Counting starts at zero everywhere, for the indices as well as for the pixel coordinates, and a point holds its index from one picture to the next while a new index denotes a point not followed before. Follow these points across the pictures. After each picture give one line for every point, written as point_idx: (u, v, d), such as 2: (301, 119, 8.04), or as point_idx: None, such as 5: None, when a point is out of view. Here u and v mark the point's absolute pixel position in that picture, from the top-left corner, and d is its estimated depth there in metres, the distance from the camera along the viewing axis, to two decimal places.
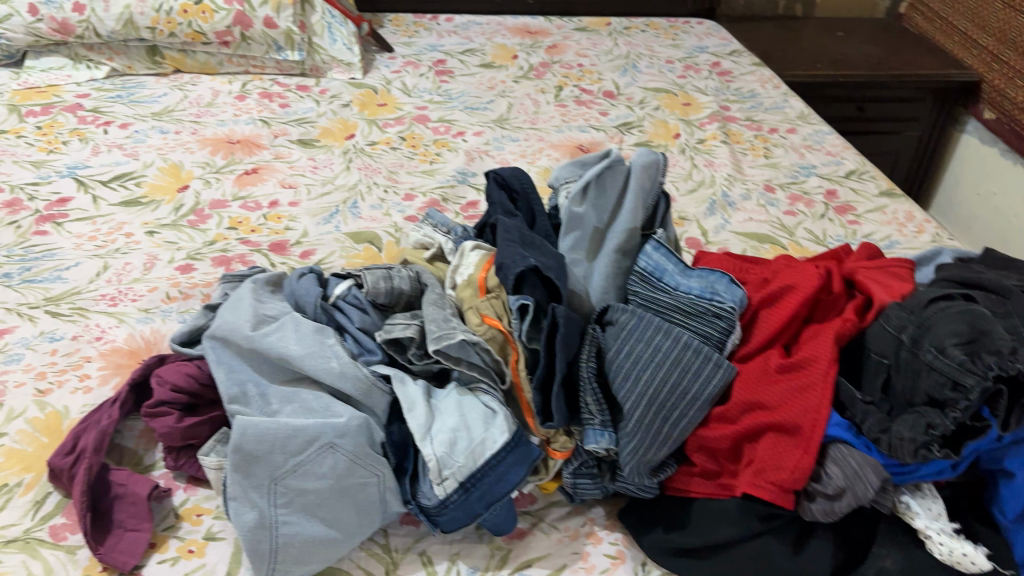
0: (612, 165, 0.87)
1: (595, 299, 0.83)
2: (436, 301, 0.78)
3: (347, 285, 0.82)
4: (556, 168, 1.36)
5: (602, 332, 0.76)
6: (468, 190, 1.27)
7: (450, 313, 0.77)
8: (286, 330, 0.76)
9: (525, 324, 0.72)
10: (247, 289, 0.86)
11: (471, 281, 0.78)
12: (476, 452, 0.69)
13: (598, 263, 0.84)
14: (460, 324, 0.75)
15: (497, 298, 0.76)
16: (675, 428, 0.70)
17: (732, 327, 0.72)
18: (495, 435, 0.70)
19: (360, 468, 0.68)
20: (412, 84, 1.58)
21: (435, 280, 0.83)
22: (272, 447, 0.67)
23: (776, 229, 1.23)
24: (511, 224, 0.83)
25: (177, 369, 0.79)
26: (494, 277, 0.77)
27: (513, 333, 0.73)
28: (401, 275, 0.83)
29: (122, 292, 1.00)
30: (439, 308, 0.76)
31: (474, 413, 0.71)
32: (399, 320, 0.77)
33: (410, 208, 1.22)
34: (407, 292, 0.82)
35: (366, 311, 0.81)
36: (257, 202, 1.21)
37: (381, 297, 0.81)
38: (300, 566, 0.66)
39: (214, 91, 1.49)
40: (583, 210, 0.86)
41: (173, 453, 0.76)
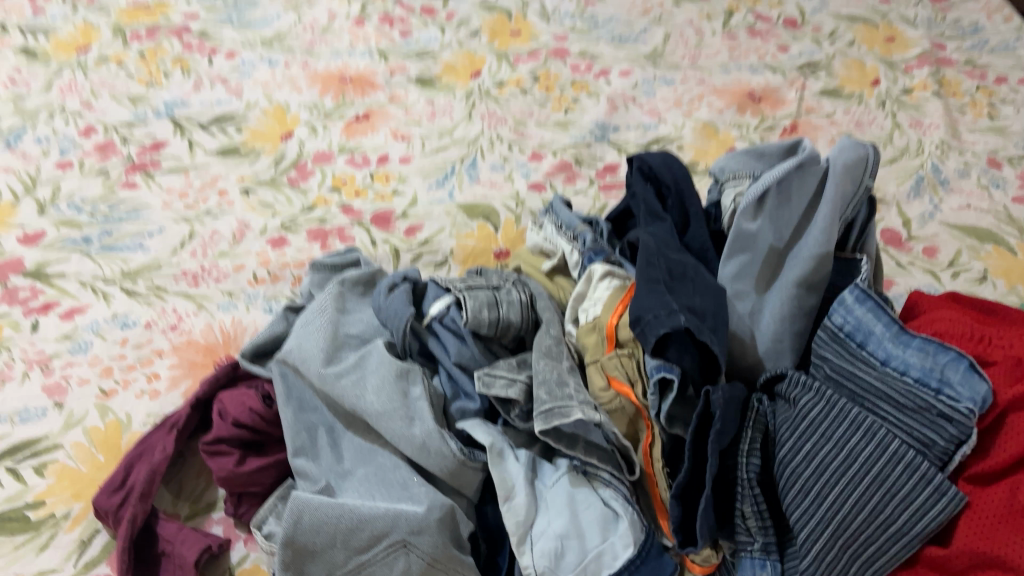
0: (804, 165, 0.64)
1: (764, 348, 0.63)
2: (551, 348, 0.60)
3: (446, 304, 0.65)
4: (718, 122, 1.12)
5: (774, 413, 0.58)
6: (607, 150, 1.07)
7: (567, 368, 0.59)
8: (364, 377, 0.60)
9: (665, 403, 0.53)
10: (332, 293, 0.70)
11: (597, 325, 0.60)
12: (589, 569, 0.53)
13: (771, 296, 0.64)
14: (579, 389, 0.57)
15: (631, 355, 0.57)
16: (864, 568, 0.52)
17: (965, 437, 0.51)
18: (616, 548, 0.53)
19: (439, 572, 0.53)
20: (552, 6, 1.36)
21: (552, 308, 0.66)
22: (329, 544, 0.53)
23: (1001, 221, 0.97)
24: (657, 241, 0.63)
25: (240, 399, 0.66)
26: (627, 327, 0.58)
27: (648, 410, 0.55)
28: (510, 299, 0.65)
29: (206, 269, 0.89)
30: (553, 362, 0.59)
31: (591, 514, 0.54)
32: (502, 369, 0.60)
33: (537, 171, 1.03)
34: (516, 323, 0.65)
35: (464, 342, 0.64)
36: (365, 156, 1.05)
37: (484, 329, 0.63)
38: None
39: (331, 13, 1.33)
40: (757, 225, 0.65)
41: (232, 498, 0.64)
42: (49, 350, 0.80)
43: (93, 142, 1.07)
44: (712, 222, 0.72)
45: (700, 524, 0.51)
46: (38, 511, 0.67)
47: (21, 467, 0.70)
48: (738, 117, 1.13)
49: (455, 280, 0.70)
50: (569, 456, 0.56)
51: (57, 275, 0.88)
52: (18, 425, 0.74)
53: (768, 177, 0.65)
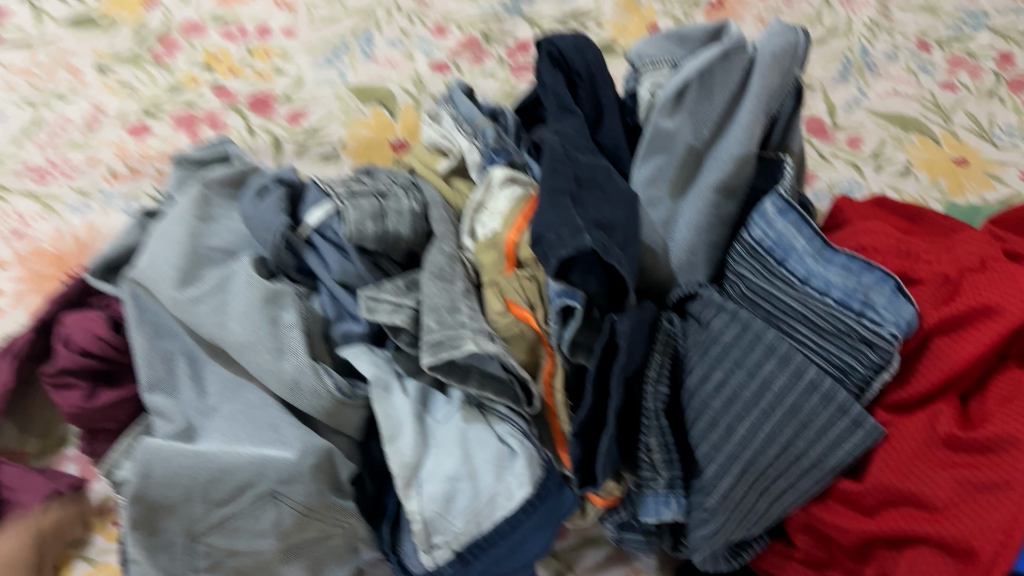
0: (728, 53, 0.57)
1: (677, 262, 0.58)
2: (445, 271, 0.53)
3: (326, 213, 0.57)
4: None
5: (682, 334, 0.52)
6: (518, 24, 0.97)
7: (461, 290, 0.52)
8: (228, 304, 0.53)
9: (569, 333, 0.48)
10: (195, 195, 0.59)
11: (496, 242, 0.53)
12: (481, 511, 0.49)
13: (688, 202, 0.58)
14: (472, 314, 0.51)
15: (531, 276, 0.51)
16: (773, 502, 0.49)
17: (887, 363, 0.47)
18: (511, 488, 0.49)
19: (316, 521, 0.49)
20: None
21: (447, 217, 0.58)
22: (188, 502, 0.47)
23: (927, 109, 0.92)
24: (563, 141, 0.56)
25: (85, 323, 0.57)
26: (528, 246, 0.51)
27: (551, 338, 0.49)
28: (399, 209, 0.57)
29: (55, 163, 0.77)
30: (445, 286, 0.52)
31: (483, 453, 0.50)
32: (387, 292, 0.53)
33: (440, 48, 0.93)
34: (407, 237, 0.57)
35: (348, 258, 0.56)
36: (243, 28, 0.92)
37: (369, 245, 0.55)
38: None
39: None
40: (675, 124, 0.58)
41: (87, 434, 0.57)
42: None
43: None
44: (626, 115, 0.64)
45: (601, 463, 0.47)
46: None
47: None
48: None
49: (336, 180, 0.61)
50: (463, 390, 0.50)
51: None
52: None
53: (689, 68, 0.58)
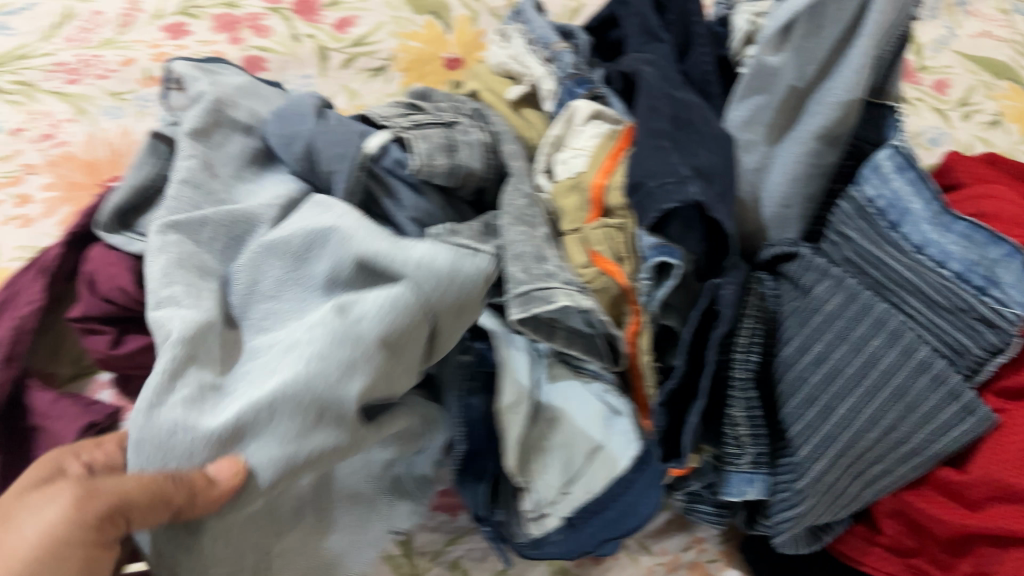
0: None
1: (770, 214, 0.54)
2: (522, 212, 0.49)
3: (385, 140, 0.50)
4: None
5: (776, 299, 0.48)
6: None
7: (541, 236, 0.48)
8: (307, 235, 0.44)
9: (661, 291, 0.45)
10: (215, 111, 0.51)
11: (581, 183, 0.49)
12: (592, 470, 0.47)
13: (785, 148, 0.53)
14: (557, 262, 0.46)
15: (623, 226, 0.47)
16: (866, 487, 0.45)
17: (1006, 347, 0.42)
18: (618, 449, 0.47)
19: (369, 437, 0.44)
20: None
21: (522, 154, 0.53)
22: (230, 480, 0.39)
23: (1020, 54, 0.85)
24: (656, 74, 0.52)
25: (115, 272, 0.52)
26: (618, 192, 0.48)
27: (640, 296, 0.46)
28: (469, 140, 0.52)
29: (86, 61, 0.72)
30: (526, 230, 0.47)
31: (587, 413, 0.48)
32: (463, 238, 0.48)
33: None
34: (479, 171, 0.52)
35: (419, 194, 0.51)
36: None
37: (440, 179, 0.50)
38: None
39: None
40: (779, 62, 0.52)
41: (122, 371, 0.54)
42: None
43: None
44: (718, 46, 0.59)
45: (688, 437, 0.43)
46: None
47: None
48: None
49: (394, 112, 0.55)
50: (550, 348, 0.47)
51: None
52: None
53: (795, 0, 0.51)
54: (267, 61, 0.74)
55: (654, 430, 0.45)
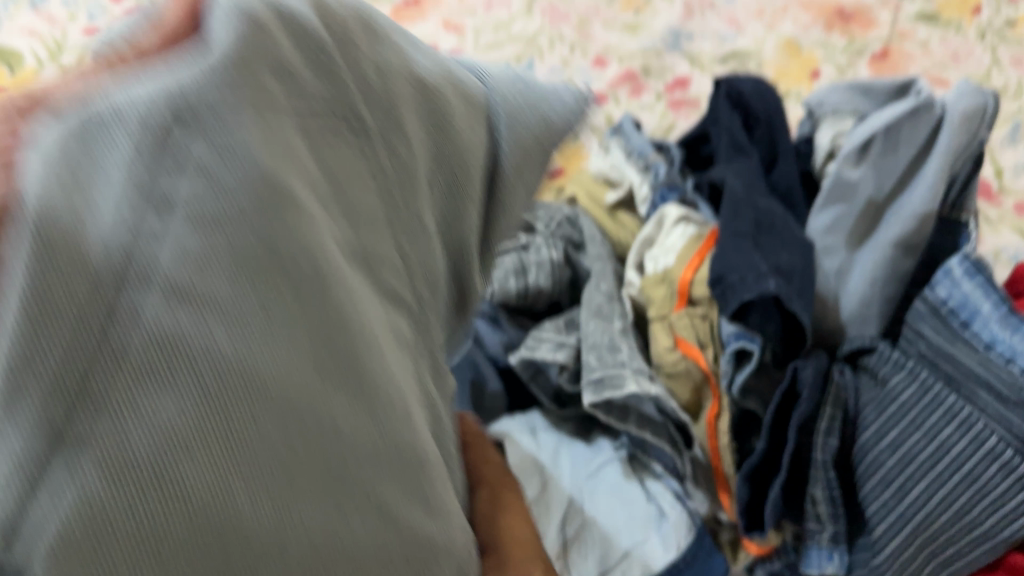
0: (916, 111, 0.57)
1: (848, 315, 0.57)
2: (602, 308, 0.55)
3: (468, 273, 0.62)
4: (804, 40, 1.01)
5: (855, 388, 0.52)
6: (678, 61, 0.98)
7: (621, 330, 0.54)
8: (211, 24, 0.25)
9: (742, 375, 0.49)
10: None
11: (668, 276, 0.55)
12: (626, 569, 0.49)
13: (864, 254, 0.58)
14: (633, 354, 0.52)
15: (705, 316, 0.52)
16: (944, 568, 0.47)
17: None
18: (657, 550, 0.49)
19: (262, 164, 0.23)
20: None
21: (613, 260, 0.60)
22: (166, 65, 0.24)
23: None
24: (741, 185, 0.57)
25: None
26: (703, 284, 0.52)
27: (720, 379, 0.51)
28: (539, 260, 0.61)
29: None
30: (606, 324, 0.54)
31: (634, 510, 0.51)
32: (547, 333, 0.55)
33: (599, 81, 0.95)
34: (546, 289, 0.61)
35: (496, 324, 0.61)
36: None
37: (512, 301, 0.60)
38: (281, 486, 0.22)
39: None
40: (859, 175, 0.58)
41: None
42: None
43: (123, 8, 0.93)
44: (801, 163, 0.65)
45: (768, 510, 0.48)
46: None
47: None
48: (827, 36, 1.02)
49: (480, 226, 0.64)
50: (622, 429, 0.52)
51: None
52: None
53: (876, 124, 0.58)
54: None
55: (737, 503, 0.49)
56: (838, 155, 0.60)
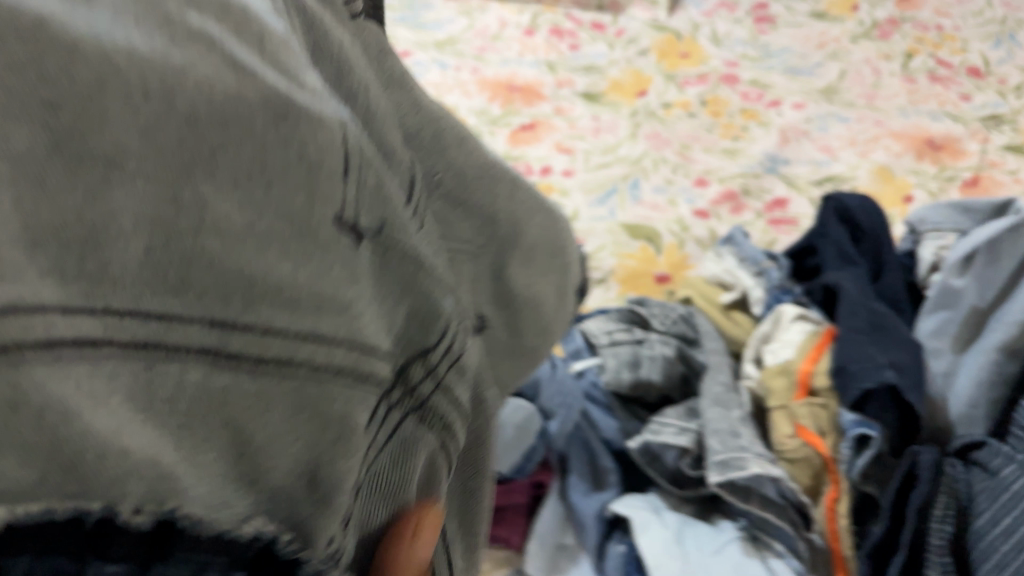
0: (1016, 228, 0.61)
1: (959, 417, 0.61)
2: (720, 397, 0.60)
3: (588, 364, 0.69)
4: (896, 167, 1.08)
5: (966, 481, 0.55)
6: (776, 183, 1.05)
7: (739, 417, 0.58)
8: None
9: (862, 460, 0.54)
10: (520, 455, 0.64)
11: (787, 369, 0.59)
12: None
13: (968, 358, 0.61)
14: (755, 441, 0.57)
15: (825, 404, 0.57)
16: None
17: None
18: None
19: None
20: (725, 32, 1.34)
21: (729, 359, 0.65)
22: None
23: None
24: (854, 292, 0.62)
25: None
26: (824, 376, 0.57)
27: (840, 464, 0.55)
28: (653, 355, 0.66)
29: None
30: (726, 411, 0.58)
31: None
32: (670, 417, 0.60)
33: (703, 198, 1.03)
34: (658, 383, 0.65)
35: (612, 413, 0.67)
36: (529, 167, 1.11)
37: (624, 390, 0.66)
38: (165, 215, 0.21)
39: (502, 22, 1.37)
40: (961, 285, 0.63)
41: None
42: None
43: None
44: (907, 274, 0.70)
45: None
46: None
47: None
48: (918, 164, 1.08)
49: (604, 325, 0.72)
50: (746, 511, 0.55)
51: None
52: None
53: (976, 239, 0.63)
54: None
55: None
56: (943, 267, 0.65)
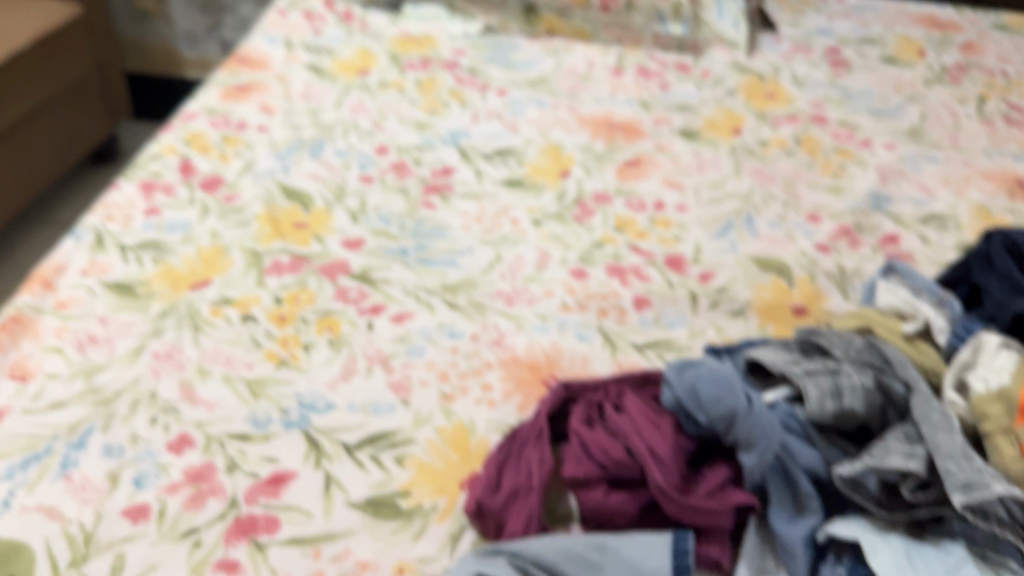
0: None
1: None
2: (941, 423, 0.71)
3: (781, 398, 0.78)
4: (991, 206, 1.13)
5: None
6: (884, 220, 1.10)
7: (963, 442, 0.70)
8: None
9: None
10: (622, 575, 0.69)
11: (1006, 396, 0.72)
12: None
13: None
14: (985, 462, 0.68)
15: None
16: None
17: None
18: None
19: None
20: (804, 74, 1.40)
21: (927, 386, 0.76)
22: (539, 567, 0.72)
23: None
24: None
25: (605, 444, 0.79)
26: None
27: None
28: (853, 387, 0.75)
29: (518, 291, 1.03)
30: (950, 436, 0.70)
31: None
32: (897, 446, 0.71)
33: (818, 233, 1.09)
34: (859, 412, 0.74)
35: (813, 444, 0.75)
36: (642, 200, 1.16)
37: (827, 420, 0.74)
38: None
39: (589, 61, 1.42)
40: None
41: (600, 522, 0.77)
42: (387, 350, 0.95)
43: (389, 160, 1.21)
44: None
45: None
46: (407, 501, 0.81)
47: (383, 456, 0.84)
48: (1012, 203, 1.14)
49: (785, 358, 0.81)
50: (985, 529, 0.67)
51: (383, 280, 1.03)
52: (372, 416, 0.88)
53: None
54: (651, 299, 1.02)
55: None
56: None
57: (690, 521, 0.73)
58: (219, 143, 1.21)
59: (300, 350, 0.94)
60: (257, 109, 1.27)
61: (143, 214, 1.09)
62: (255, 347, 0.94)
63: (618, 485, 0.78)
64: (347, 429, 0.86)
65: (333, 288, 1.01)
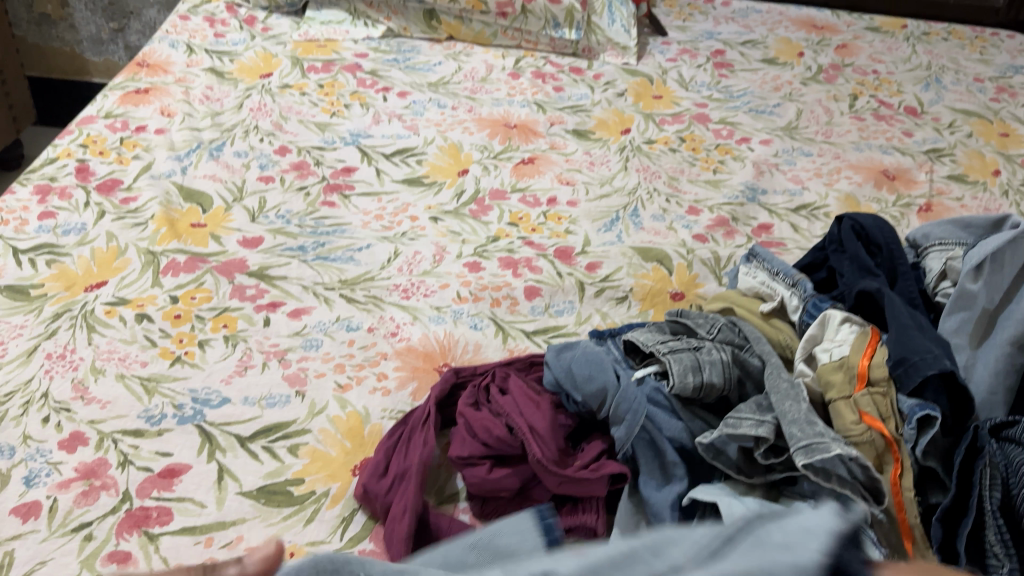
0: (1017, 238, 0.77)
1: (980, 398, 0.73)
2: (789, 391, 0.73)
3: (649, 374, 0.81)
4: (858, 195, 1.21)
5: (1000, 449, 0.67)
6: (759, 210, 1.18)
7: (807, 408, 0.72)
8: None
9: (926, 436, 0.68)
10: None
11: (846, 364, 0.74)
12: None
13: (984, 350, 0.75)
14: (827, 427, 0.70)
15: (881, 394, 0.71)
16: None
17: None
18: None
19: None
20: (690, 76, 1.47)
21: (780, 361, 0.80)
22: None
23: None
24: (895, 300, 0.79)
25: (488, 423, 0.81)
26: (880, 367, 0.73)
27: (903, 443, 0.69)
28: (712, 361, 0.78)
29: (414, 285, 1.07)
30: (796, 404, 0.72)
31: None
32: (749, 414, 0.72)
33: (697, 223, 1.15)
34: (717, 385, 0.77)
35: (676, 415, 0.78)
36: (537, 197, 1.21)
37: (689, 391, 0.77)
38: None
39: (488, 65, 1.47)
40: (977, 288, 0.77)
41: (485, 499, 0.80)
42: (283, 344, 0.97)
43: (289, 161, 1.23)
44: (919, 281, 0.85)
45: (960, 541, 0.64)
46: (300, 488, 0.83)
47: (276, 447, 0.86)
48: (877, 192, 1.22)
49: (657, 338, 0.85)
50: (828, 488, 0.68)
51: (280, 277, 1.05)
52: (267, 409, 0.90)
53: (983, 250, 0.78)
54: (541, 288, 1.06)
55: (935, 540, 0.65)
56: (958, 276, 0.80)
57: (568, 492, 0.77)
58: (116, 146, 1.22)
59: (195, 348, 0.96)
60: (156, 112, 1.28)
61: (37, 218, 1.09)
62: (149, 346, 0.95)
63: (501, 463, 0.80)
64: (241, 422, 0.88)
65: (230, 286, 1.03)
